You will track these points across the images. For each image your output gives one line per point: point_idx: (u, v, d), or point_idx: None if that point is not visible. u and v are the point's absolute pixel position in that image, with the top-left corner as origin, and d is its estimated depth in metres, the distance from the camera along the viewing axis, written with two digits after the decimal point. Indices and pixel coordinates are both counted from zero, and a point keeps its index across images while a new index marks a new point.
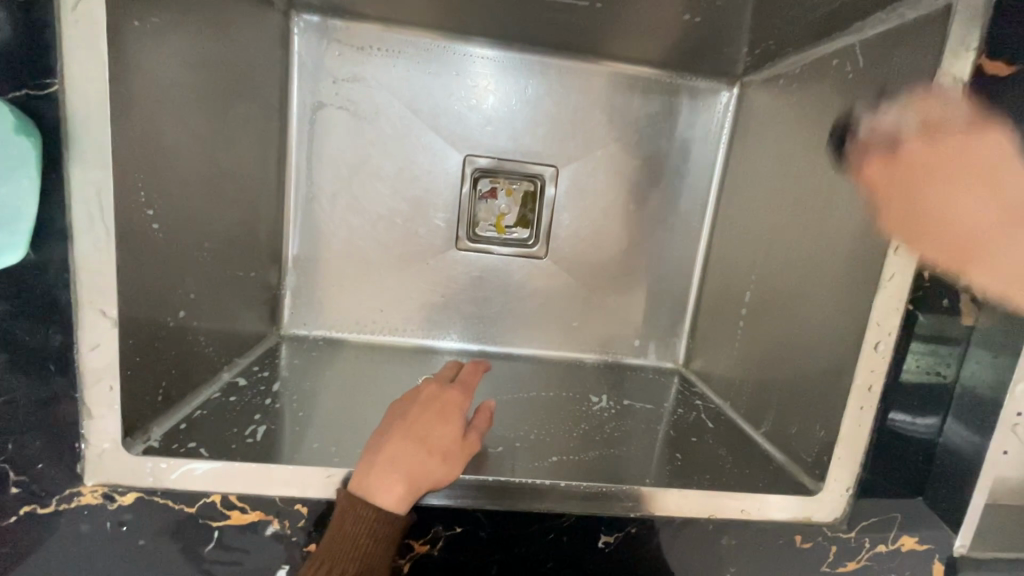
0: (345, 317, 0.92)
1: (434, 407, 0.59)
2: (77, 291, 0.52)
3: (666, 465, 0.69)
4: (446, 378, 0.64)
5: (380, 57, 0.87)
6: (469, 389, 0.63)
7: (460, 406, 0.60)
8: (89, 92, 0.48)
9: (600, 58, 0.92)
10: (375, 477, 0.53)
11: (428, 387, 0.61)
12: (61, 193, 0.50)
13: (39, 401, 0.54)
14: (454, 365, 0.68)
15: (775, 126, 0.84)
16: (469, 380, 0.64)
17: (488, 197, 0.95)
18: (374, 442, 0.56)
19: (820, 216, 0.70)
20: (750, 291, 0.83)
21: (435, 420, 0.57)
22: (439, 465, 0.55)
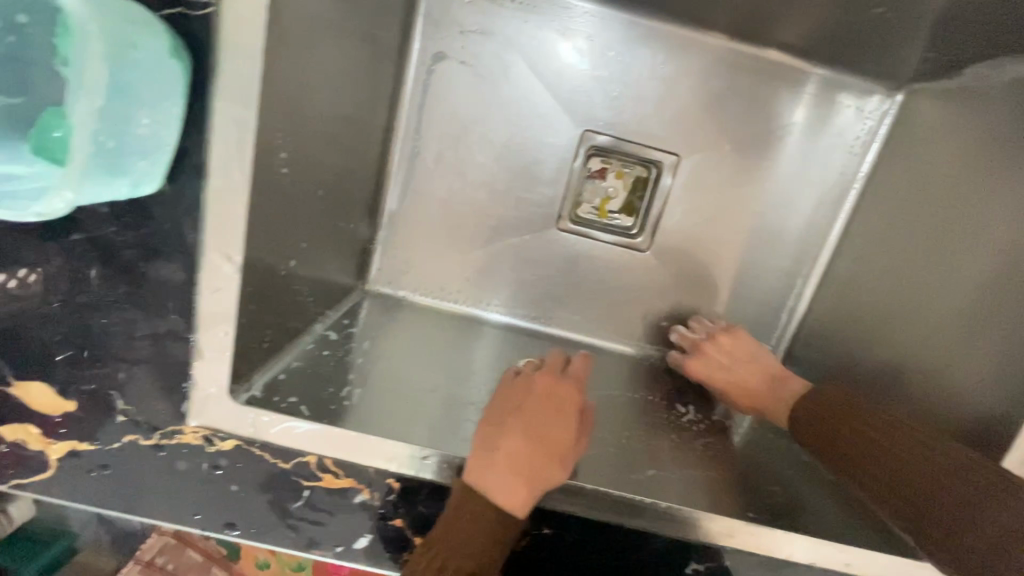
0: (430, 282, 0.89)
1: (548, 400, 0.58)
2: (206, 232, 0.49)
3: (765, 498, 0.63)
4: (558, 368, 0.61)
5: (512, 10, 0.80)
6: (581, 383, 0.60)
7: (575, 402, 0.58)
8: (243, 19, 0.44)
9: (751, 40, 0.82)
10: (494, 475, 0.52)
11: (542, 378, 0.59)
12: (202, 127, 0.47)
13: (153, 336, 0.52)
14: (559, 351, 0.64)
15: (945, 143, 0.73)
16: (581, 372, 0.61)
17: (596, 177, 0.88)
18: (489, 434, 0.54)
19: (991, 257, 0.62)
20: (871, 322, 0.75)
21: (552, 415, 0.56)
22: (556, 468, 0.53)
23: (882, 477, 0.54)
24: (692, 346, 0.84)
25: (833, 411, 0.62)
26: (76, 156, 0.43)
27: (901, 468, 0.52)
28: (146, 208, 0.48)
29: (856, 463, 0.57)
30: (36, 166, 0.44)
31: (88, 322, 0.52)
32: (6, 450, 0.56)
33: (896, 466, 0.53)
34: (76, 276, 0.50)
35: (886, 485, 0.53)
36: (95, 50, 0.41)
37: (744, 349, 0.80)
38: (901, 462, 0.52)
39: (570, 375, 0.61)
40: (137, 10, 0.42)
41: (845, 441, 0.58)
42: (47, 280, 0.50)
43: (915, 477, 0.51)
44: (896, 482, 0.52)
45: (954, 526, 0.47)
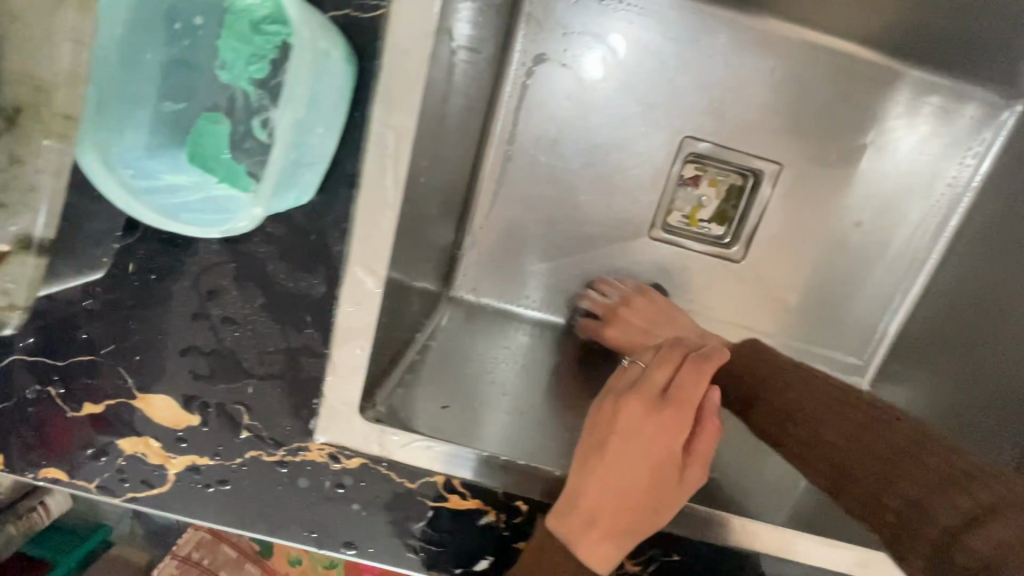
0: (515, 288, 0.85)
1: (643, 434, 0.50)
2: (352, 245, 0.46)
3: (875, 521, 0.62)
4: (655, 388, 0.52)
5: (619, 12, 0.77)
6: (690, 407, 0.51)
7: (676, 434, 0.50)
8: (415, 22, 0.41)
9: (858, 42, 0.79)
10: (578, 522, 0.48)
11: (630, 403, 0.51)
12: (358, 135, 0.44)
13: (286, 350, 0.50)
14: (660, 363, 0.53)
15: None
16: (688, 395, 0.51)
17: (689, 184, 0.86)
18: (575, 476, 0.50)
19: None
20: (988, 343, 0.71)
21: (645, 453, 0.49)
22: (649, 515, 0.49)
23: (838, 457, 0.51)
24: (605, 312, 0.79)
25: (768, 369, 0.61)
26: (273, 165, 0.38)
27: (863, 447, 0.50)
28: (292, 219, 0.46)
29: (811, 444, 0.53)
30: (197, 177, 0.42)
31: (220, 335, 0.50)
32: (125, 463, 0.55)
33: (860, 447, 0.50)
34: (212, 288, 0.48)
35: (847, 465, 0.50)
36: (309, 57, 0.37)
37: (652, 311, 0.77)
38: (868, 444, 0.49)
39: (671, 398, 0.51)
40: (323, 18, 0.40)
41: (796, 416, 0.55)
42: (182, 293, 0.49)
43: (884, 455, 0.48)
44: (861, 465, 0.49)
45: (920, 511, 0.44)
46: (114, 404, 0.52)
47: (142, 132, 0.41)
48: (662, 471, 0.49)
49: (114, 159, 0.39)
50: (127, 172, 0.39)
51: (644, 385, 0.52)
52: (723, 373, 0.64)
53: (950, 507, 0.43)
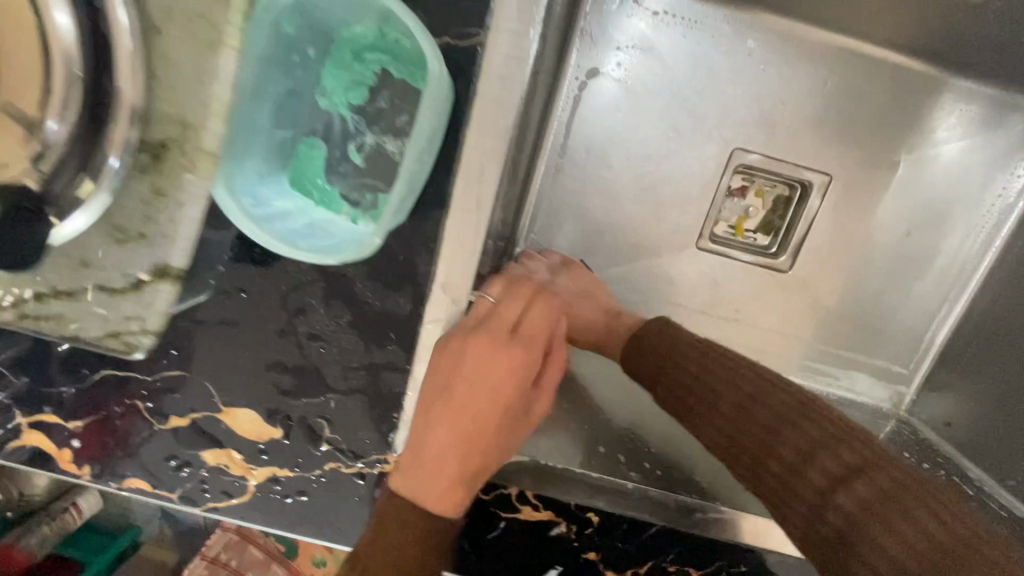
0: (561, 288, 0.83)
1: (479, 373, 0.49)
2: (440, 265, 0.47)
3: None
4: (508, 325, 0.50)
5: (672, 27, 0.78)
6: (539, 349, 0.50)
7: (491, 370, 0.48)
8: (512, 51, 0.42)
9: (910, 53, 0.79)
10: (411, 463, 0.49)
11: (477, 342, 0.48)
12: (450, 159, 0.45)
13: (370, 366, 0.51)
14: (514, 298, 0.52)
15: None
16: (534, 338, 0.51)
17: (736, 195, 0.86)
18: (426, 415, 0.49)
19: None
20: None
21: (491, 395, 0.48)
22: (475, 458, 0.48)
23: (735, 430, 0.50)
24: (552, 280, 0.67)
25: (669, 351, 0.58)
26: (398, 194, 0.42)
27: (750, 420, 0.49)
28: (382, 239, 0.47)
29: (710, 412, 0.52)
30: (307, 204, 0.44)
31: (305, 352, 0.51)
32: (207, 474, 0.56)
33: (745, 420, 0.49)
34: (301, 306, 0.50)
35: (739, 438, 0.49)
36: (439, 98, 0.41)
37: (582, 284, 0.68)
38: (751, 417, 0.49)
39: (518, 338, 0.50)
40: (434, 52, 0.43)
41: (700, 390, 0.53)
42: (270, 311, 0.50)
43: (755, 433, 0.48)
44: (750, 438, 0.48)
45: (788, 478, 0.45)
46: (200, 417, 0.54)
47: (258, 159, 0.43)
48: (513, 415, 0.50)
49: (235, 188, 0.41)
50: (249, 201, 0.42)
51: (491, 321, 0.50)
52: (643, 348, 0.60)
53: (812, 483, 0.43)
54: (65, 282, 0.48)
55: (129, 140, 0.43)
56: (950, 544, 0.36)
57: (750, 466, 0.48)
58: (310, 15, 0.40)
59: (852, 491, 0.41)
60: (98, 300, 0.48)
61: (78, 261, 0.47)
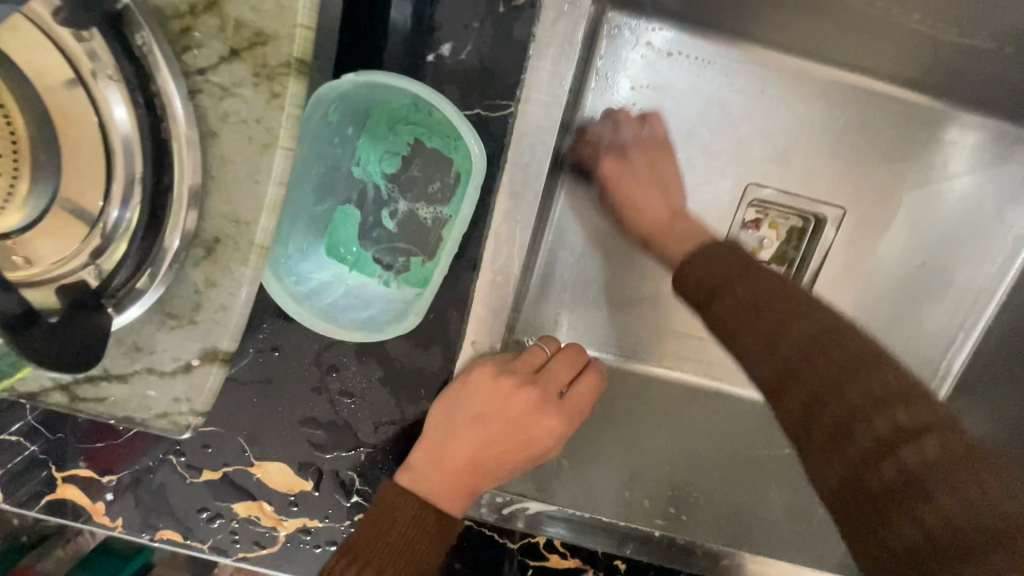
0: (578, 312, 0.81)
1: (486, 402, 0.47)
2: (470, 324, 0.48)
3: None
4: (558, 389, 0.48)
5: (685, 66, 0.80)
6: (555, 386, 0.48)
7: (500, 402, 0.47)
8: (541, 122, 0.43)
9: (921, 89, 0.80)
10: (431, 465, 0.49)
11: (495, 380, 0.47)
12: (482, 223, 0.46)
13: (400, 421, 0.52)
14: (568, 361, 0.50)
15: None
16: (581, 407, 0.49)
17: (751, 227, 0.86)
18: (435, 431, 0.49)
19: None
20: None
21: (498, 422, 0.47)
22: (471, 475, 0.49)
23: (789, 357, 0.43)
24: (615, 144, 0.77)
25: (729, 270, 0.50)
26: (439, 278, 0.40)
27: (809, 356, 0.42)
28: None
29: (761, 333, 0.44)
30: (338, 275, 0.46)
31: (337, 407, 0.52)
32: (237, 525, 0.57)
33: (813, 355, 0.42)
34: (333, 364, 0.51)
35: (800, 372, 0.42)
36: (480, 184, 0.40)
37: (649, 173, 0.76)
38: (815, 351, 0.42)
39: (566, 404, 0.48)
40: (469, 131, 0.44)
41: (769, 313, 0.44)
42: (303, 368, 0.51)
43: (820, 370, 0.42)
44: (807, 373, 0.42)
45: (837, 425, 0.40)
46: (232, 470, 0.55)
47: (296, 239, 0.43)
48: (539, 458, 0.49)
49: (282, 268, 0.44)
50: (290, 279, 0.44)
51: (540, 375, 0.48)
52: (701, 261, 0.50)
53: (872, 434, 0.39)
54: (115, 366, 0.39)
55: (186, 228, 0.36)
56: (995, 520, 0.34)
57: (797, 400, 0.42)
58: (349, 101, 0.41)
59: (918, 452, 0.37)
60: (146, 383, 0.39)
61: (131, 345, 0.38)
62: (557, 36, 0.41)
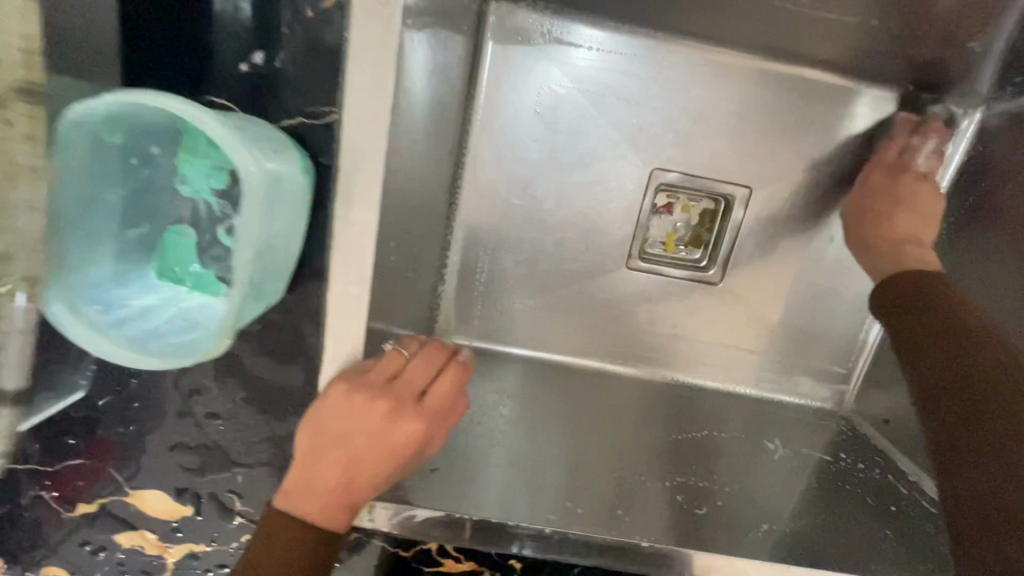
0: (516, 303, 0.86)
1: (345, 422, 0.46)
2: (325, 334, 0.48)
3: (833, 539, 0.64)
4: (413, 395, 0.48)
5: (576, 55, 0.79)
6: (416, 396, 0.48)
7: (361, 420, 0.46)
8: (364, 123, 0.42)
9: (816, 63, 0.80)
10: (306, 485, 0.48)
11: (350, 398, 0.46)
12: (323, 233, 0.45)
13: (272, 439, 0.51)
14: (423, 365, 0.49)
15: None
16: (437, 410, 0.48)
17: (663, 212, 0.87)
18: (303, 454, 0.48)
19: None
20: None
21: (362, 441, 0.47)
22: (347, 492, 0.48)
23: (960, 373, 0.52)
24: (895, 162, 0.80)
25: (922, 294, 0.61)
26: (230, 298, 0.35)
27: (966, 338, 0.54)
28: (265, 318, 0.48)
29: (931, 331, 0.56)
30: (163, 292, 0.50)
31: (205, 431, 0.51)
32: (123, 556, 0.55)
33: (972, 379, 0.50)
34: (193, 386, 0.50)
35: (969, 389, 0.50)
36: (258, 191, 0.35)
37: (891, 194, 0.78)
38: (972, 334, 0.54)
39: (422, 409, 0.47)
40: (278, 135, 0.40)
41: (967, 343, 0.53)
42: (164, 392, 0.50)
43: (954, 348, 0.53)
44: (942, 355, 0.54)
45: (964, 383, 0.51)
46: (109, 502, 0.54)
47: (106, 262, 0.49)
48: (411, 462, 0.49)
49: (90, 296, 0.47)
50: (99, 305, 0.47)
51: (394, 383, 0.47)
52: (896, 290, 0.63)
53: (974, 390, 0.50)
54: None
55: None
56: None
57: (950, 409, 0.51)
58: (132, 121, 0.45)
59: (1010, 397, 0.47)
60: None
61: None
62: (364, 31, 0.40)
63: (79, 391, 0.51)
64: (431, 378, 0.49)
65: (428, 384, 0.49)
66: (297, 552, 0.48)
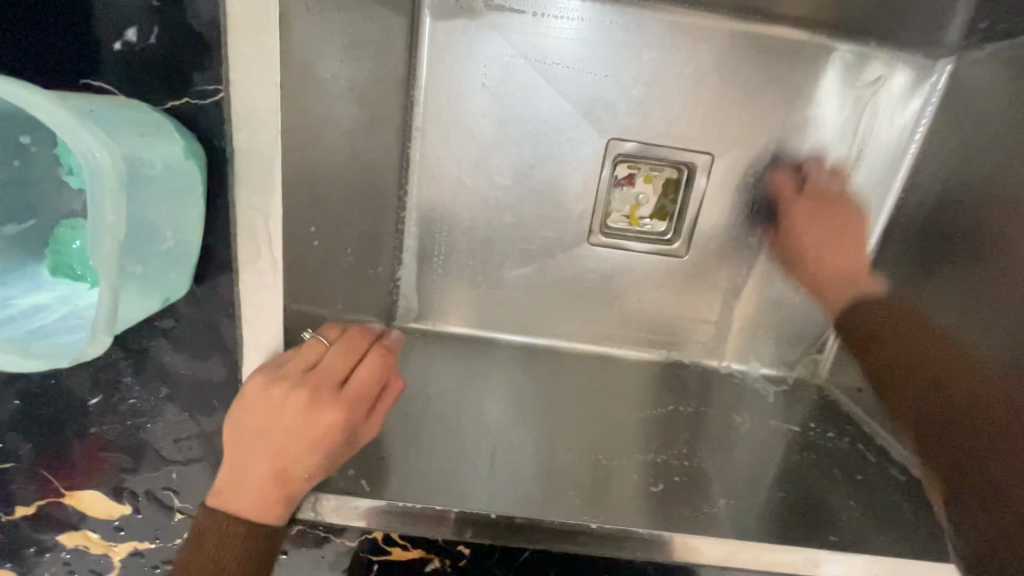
0: (477, 286, 0.84)
1: (263, 417, 0.44)
2: (242, 326, 0.46)
3: (798, 511, 0.62)
4: (334, 381, 0.46)
5: (520, 21, 0.75)
6: (338, 380, 0.46)
7: (280, 411, 0.44)
8: (252, 100, 0.39)
9: (774, 19, 0.76)
10: (235, 482, 0.45)
11: (267, 390, 0.44)
12: (227, 221, 0.43)
13: (203, 435, 0.50)
14: (344, 350, 0.48)
15: (991, 102, 0.67)
16: (362, 392, 0.47)
17: (624, 184, 0.83)
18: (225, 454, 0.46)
19: None
20: None
21: (282, 433, 0.44)
22: (274, 491, 0.45)
23: None
24: (808, 186, 0.81)
25: None
26: (101, 290, 0.34)
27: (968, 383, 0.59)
28: (178, 312, 0.46)
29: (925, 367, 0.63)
30: (59, 289, 0.43)
31: (133, 430, 0.50)
32: (69, 556, 0.55)
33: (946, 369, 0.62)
34: (116, 385, 0.49)
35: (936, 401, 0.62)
36: (116, 177, 0.33)
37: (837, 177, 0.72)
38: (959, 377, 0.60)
39: (345, 394, 0.46)
40: (149, 117, 0.38)
41: None
42: (87, 391, 0.49)
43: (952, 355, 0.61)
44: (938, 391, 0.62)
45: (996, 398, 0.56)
46: (47, 503, 0.53)
47: None
48: (342, 451, 0.47)
49: None
50: None
51: (313, 371, 0.46)
52: None
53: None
54: None
55: None
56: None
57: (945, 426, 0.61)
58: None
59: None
60: None
61: None
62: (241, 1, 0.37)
63: None
64: (355, 362, 0.48)
65: (351, 368, 0.48)
66: (229, 557, 0.45)
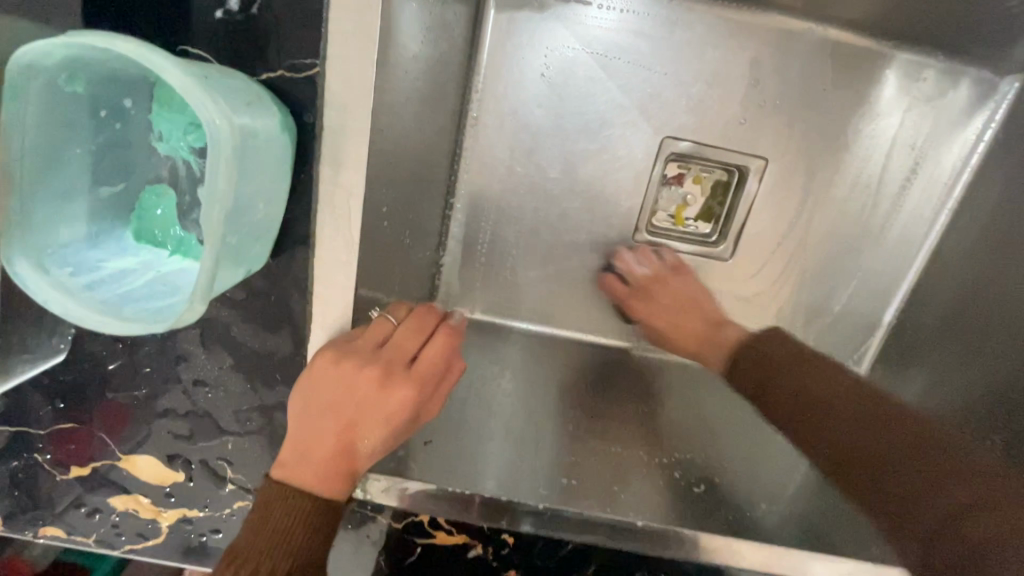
0: (516, 277, 0.83)
1: (333, 391, 0.44)
2: (313, 301, 0.46)
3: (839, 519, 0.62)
4: (403, 359, 0.47)
5: (584, 12, 0.75)
6: (407, 359, 0.47)
7: (352, 386, 0.44)
8: (349, 74, 0.39)
9: (841, 25, 0.75)
10: (304, 456, 0.45)
11: (340, 364, 0.44)
12: (308, 196, 0.43)
13: (262, 408, 0.51)
14: (413, 330, 0.48)
15: None
16: (430, 372, 0.47)
17: (673, 183, 0.82)
18: (292, 426, 0.46)
19: None
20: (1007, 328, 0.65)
21: (352, 409, 0.45)
22: (340, 465, 0.45)
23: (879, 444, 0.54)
24: (638, 284, 0.81)
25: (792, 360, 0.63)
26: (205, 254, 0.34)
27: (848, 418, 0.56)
28: (251, 284, 0.46)
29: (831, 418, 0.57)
30: (143, 254, 0.45)
31: (194, 398, 0.51)
32: (119, 519, 0.56)
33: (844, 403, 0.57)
34: (182, 352, 0.49)
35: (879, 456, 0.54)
36: (230, 142, 0.33)
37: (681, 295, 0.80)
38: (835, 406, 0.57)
39: (415, 373, 0.47)
40: (247, 86, 0.38)
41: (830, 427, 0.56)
42: (154, 357, 0.50)
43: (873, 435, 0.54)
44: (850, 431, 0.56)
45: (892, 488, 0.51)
46: (101, 465, 0.54)
47: (76, 225, 0.42)
48: (406, 428, 0.48)
49: (53, 260, 0.41)
50: (67, 271, 0.40)
51: (384, 349, 0.46)
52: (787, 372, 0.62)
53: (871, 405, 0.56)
54: None
55: None
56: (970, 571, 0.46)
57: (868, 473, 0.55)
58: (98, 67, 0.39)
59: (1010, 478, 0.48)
60: None
61: None
62: None
63: (57, 354, 0.50)
64: (421, 343, 0.49)
65: (419, 348, 0.48)
66: (291, 532, 0.45)
